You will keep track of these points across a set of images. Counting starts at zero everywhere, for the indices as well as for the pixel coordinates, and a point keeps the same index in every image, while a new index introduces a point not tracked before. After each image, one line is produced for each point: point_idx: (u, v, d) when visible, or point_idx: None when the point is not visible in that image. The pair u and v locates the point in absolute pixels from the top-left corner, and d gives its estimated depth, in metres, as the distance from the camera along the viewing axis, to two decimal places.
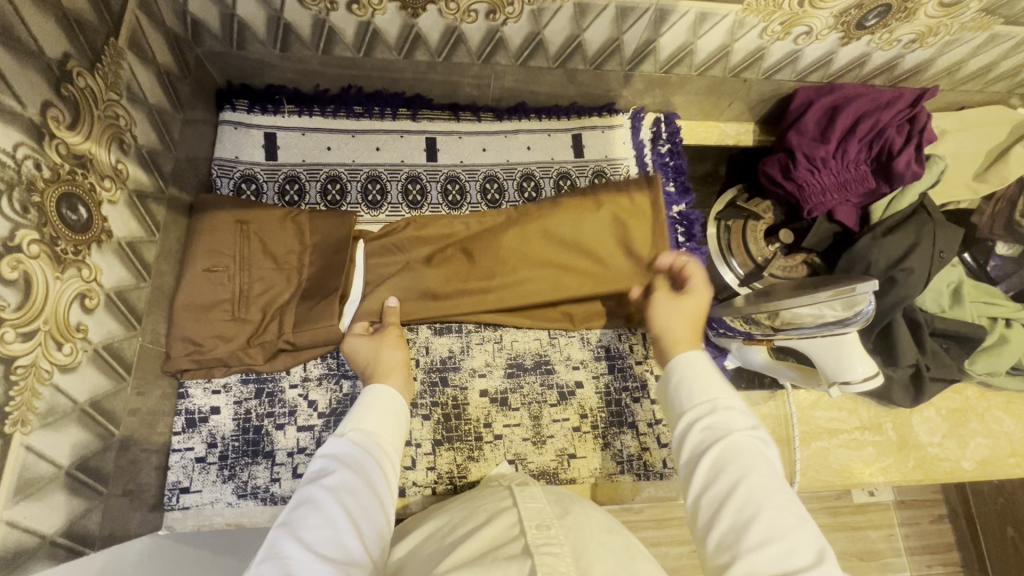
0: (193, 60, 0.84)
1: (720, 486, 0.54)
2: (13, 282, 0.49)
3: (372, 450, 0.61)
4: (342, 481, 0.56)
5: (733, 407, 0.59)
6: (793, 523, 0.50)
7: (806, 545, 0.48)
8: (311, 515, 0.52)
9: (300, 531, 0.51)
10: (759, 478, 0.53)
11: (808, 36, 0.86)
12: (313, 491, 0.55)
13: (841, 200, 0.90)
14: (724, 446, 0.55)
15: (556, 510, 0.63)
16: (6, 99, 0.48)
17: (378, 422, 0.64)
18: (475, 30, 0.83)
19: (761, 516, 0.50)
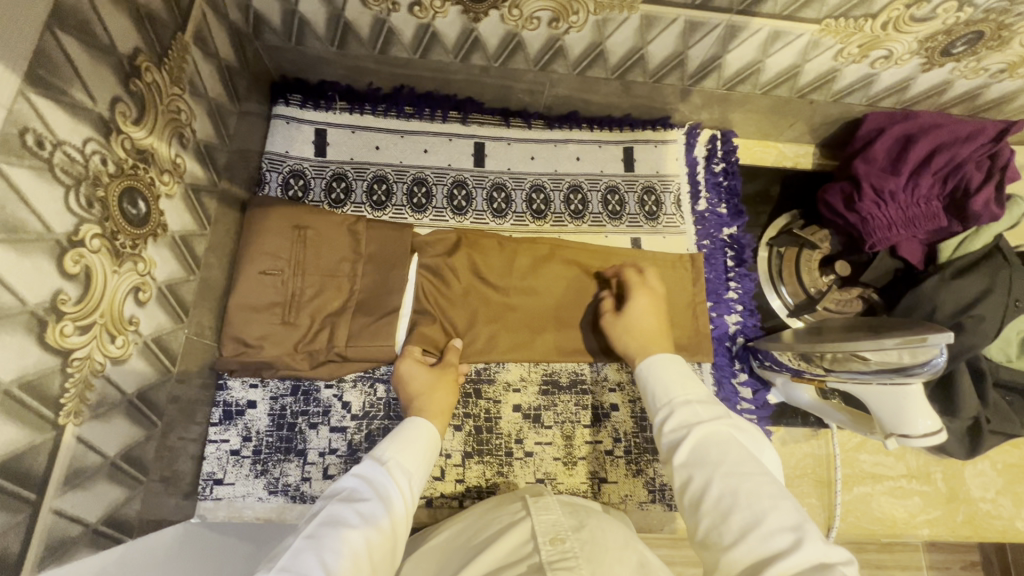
0: (252, 54, 0.84)
1: (696, 477, 0.53)
2: (75, 276, 0.49)
3: (401, 484, 0.60)
4: (370, 512, 0.55)
5: (694, 396, 0.61)
6: (771, 503, 0.49)
7: (785, 522, 0.47)
8: (333, 535, 0.51)
9: (319, 549, 0.49)
10: (731, 461, 0.53)
11: (887, 60, 0.82)
12: (340, 511, 0.54)
13: (908, 236, 0.85)
14: (689, 440, 0.56)
15: (572, 522, 0.60)
16: (80, 94, 0.48)
17: (415, 459, 0.64)
18: (536, 37, 0.80)
19: (739, 503, 0.49)
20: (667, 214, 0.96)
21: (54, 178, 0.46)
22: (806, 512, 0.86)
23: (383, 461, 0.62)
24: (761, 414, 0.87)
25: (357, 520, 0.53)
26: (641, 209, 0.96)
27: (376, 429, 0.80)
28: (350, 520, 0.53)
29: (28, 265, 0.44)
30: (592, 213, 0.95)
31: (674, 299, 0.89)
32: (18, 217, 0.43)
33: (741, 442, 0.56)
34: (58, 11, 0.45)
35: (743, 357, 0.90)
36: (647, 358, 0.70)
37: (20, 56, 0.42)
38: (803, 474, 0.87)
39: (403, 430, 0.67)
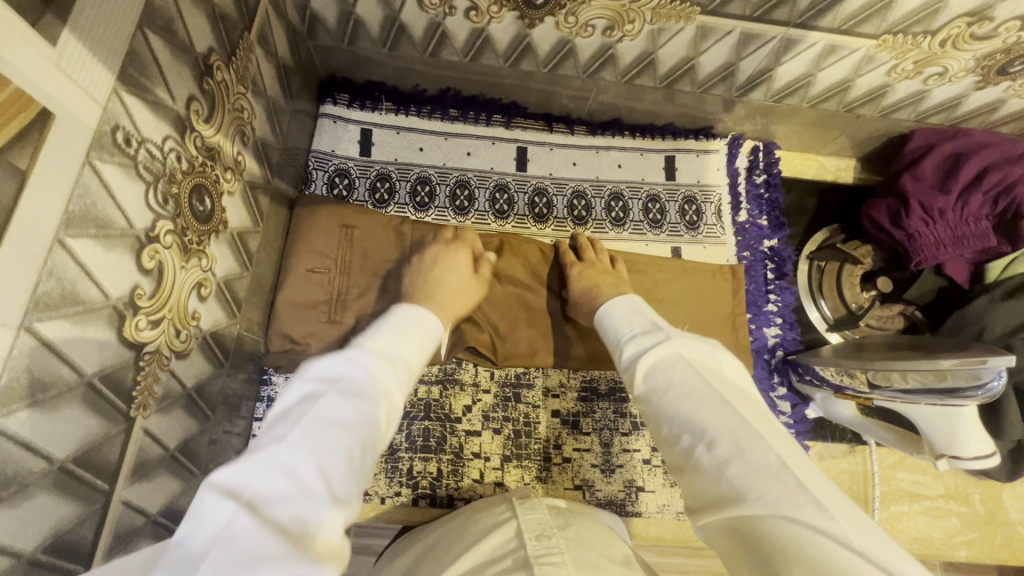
0: (305, 53, 0.84)
1: (649, 407, 0.51)
2: (150, 272, 0.50)
3: (394, 375, 0.51)
4: (370, 411, 0.45)
5: (642, 330, 0.59)
6: (711, 413, 0.46)
7: (729, 435, 0.44)
8: (328, 435, 0.41)
9: (312, 456, 0.39)
10: (677, 382, 0.51)
11: (941, 77, 0.81)
12: (335, 407, 0.44)
13: (955, 255, 0.84)
14: (642, 367, 0.54)
15: (557, 521, 0.61)
16: (162, 92, 0.49)
17: (407, 355, 0.55)
18: (588, 45, 0.81)
19: (683, 422, 0.47)
20: (708, 224, 0.96)
21: (137, 175, 0.47)
22: None
23: (376, 354, 0.52)
24: (799, 429, 0.87)
25: (358, 417, 0.44)
26: (682, 218, 0.96)
27: (416, 429, 0.81)
28: (348, 419, 0.43)
29: (113, 260, 0.45)
30: (632, 221, 0.96)
31: (714, 312, 0.88)
32: (107, 213, 0.43)
33: (694, 356, 0.53)
34: (148, 10, 0.46)
35: (782, 371, 0.90)
36: (612, 301, 0.68)
37: (117, 55, 0.42)
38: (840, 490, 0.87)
39: (391, 328, 0.58)
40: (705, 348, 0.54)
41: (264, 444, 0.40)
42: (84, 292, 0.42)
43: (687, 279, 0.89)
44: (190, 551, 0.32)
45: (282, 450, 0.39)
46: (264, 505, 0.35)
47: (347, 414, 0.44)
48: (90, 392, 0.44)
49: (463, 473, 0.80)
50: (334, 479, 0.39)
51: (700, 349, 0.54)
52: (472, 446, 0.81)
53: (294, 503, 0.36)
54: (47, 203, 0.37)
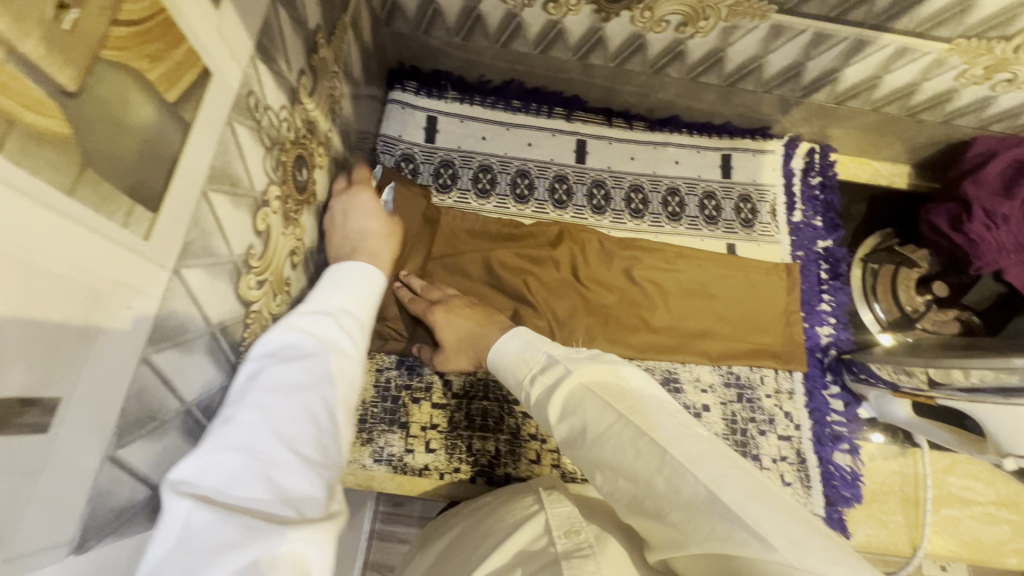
0: (381, 40, 0.87)
1: (580, 458, 0.52)
2: (261, 234, 0.52)
3: (329, 331, 0.53)
4: (316, 392, 0.48)
5: (540, 369, 0.59)
6: (636, 452, 0.47)
7: (655, 478, 0.45)
8: (247, 424, 0.43)
9: (258, 449, 0.42)
10: (594, 427, 0.51)
11: (1009, 83, 0.82)
12: (275, 399, 0.45)
13: (1017, 261, 0.84)
14: (555, 406, 0.55)
15: (586, 517, 0.61)
16: (283, 63, 0.52)
17: (344, 300, 0.58)
18: (660, 40, 0.83)
19: (613, 467, 0.48)
20: (762, 223, 0.97)
21: (260, 139, 0.49)
22: (892, 529, 0.85)
23: (303, 334, 0.51)
24: (852, 428, 0.88)
25: (304, 406, 0.46)
26: (737, 216, 0.97)
27: (475, 408, 0.82)
28: (278, 399, 0.45)
29: (237, 218, 0.47)
30: (688, 216, 0.97)
31: (769, 308, 0.90)
32: (237, 172, 0.46)
33: (596, 384, 0.54)
34: None
35: (835, 369, 0.90)
36: (499, 341, 0.66)
37: (256, 22, 0.45)
38: (890, 491, 0.87)
39: (316, 297, 0.57)
40: (606, 370, 0.55)
41: (204, 450, 0.41)
42: (215, 245, 0.44)
43: (741, 275, 0.90)
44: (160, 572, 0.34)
45: (219, 450, 0.41)
46: (218, 508, 0.38)
47: (288, 402, 0.45)
48: (212, 341, 0.46)
49: (521, 453, 0.81)
50: (290, 464, 0.42)
51: (605, 378, 0.54)
52: (529, 428, 0.82)
53: (261, 502, 0.40)
54: (199, 155, 0.40)
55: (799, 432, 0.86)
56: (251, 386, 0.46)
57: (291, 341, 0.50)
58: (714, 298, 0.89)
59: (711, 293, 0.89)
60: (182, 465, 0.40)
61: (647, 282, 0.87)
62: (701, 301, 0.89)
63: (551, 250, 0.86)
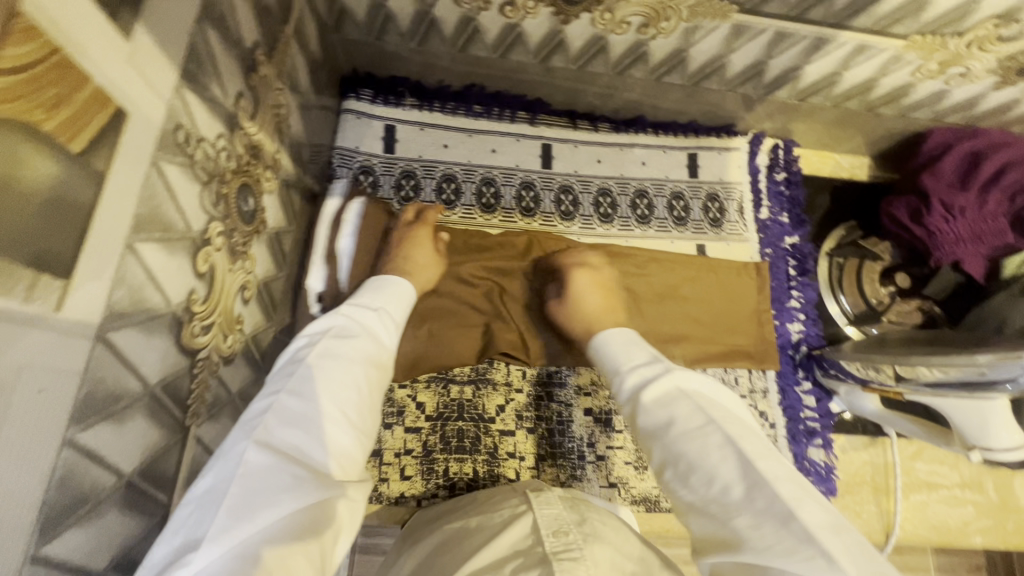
0: (330, 46, 0.82)
1: (654, 448, 0.52)
2: (203, 276, 0.48)
3: (369, 322, 0.60)
4: (357, 366, 0.53)
5: (642, 363, 0.60)
6: (718, 453, 0.47)
7: (735, 483, 0.45)
8: (308, 384, 0.49)
9: (307, 404, 0.48)
10: (679, 423, 0.51)
11: (963, 77, 0.83)
12: (322, 367, 0.51)
13: (974, 252, 0.86)
14: (646, 397, 0.55)
15: (574, 516, 0.60)
16: (216, 88, 0.47)
17: (386, 298, 0.64)
18: (621, 41, 0.80)
19: (690, 463, 0.48)
20: (730, 222, 0.97)
21: (194, 175, 0.45)
22: (865, 518, 0.88)
23: (351, 321, 0.58)
24: (824, 423, 0.89)
25: (347, 376, 0.52)
26: (705, 216, 0.97)
27: (450, 430, 0.80)
28: (329, 371, 0.51)
29: (173, 264, 0.43)
30: (657, 218, 0.96)
31: (740, 308, 0.89)
32: (169, 216, 0.42)
33: (693, 390, 0.54)
34: (207, 3, 0.44)
35: (806, 366, 0.91)
36: (605, 332, 0.68)
37: (179, 49, 0.40)
38: (862, 481, 0.89)
39: (357, 299, 0.63)
40: (702, 379, 0.56)
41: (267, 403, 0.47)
42: (148, 299, 0.40)
43: (712, 277, 0.89)
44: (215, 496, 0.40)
45: (278, 407, 0.47)
46: (280, 452, 0.43)
47: (333, 371, 0.51)
48: (153, 401, 0.42)
49: (499, 474, 0.79)
50: (335, 425, 0.48)
51: (701, 385, 0.55)
52: (506, 446, 0.81)
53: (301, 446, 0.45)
54: (119, 207, 0.35)
55: (774, 430, 0.87)
56: (302, 354, 0.53)
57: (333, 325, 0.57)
58: (685, 302, 0.88)
59: (682, 297, 0.88)
60: (250, 411, 0.47)
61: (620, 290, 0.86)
62: (673, 306, 0.87)
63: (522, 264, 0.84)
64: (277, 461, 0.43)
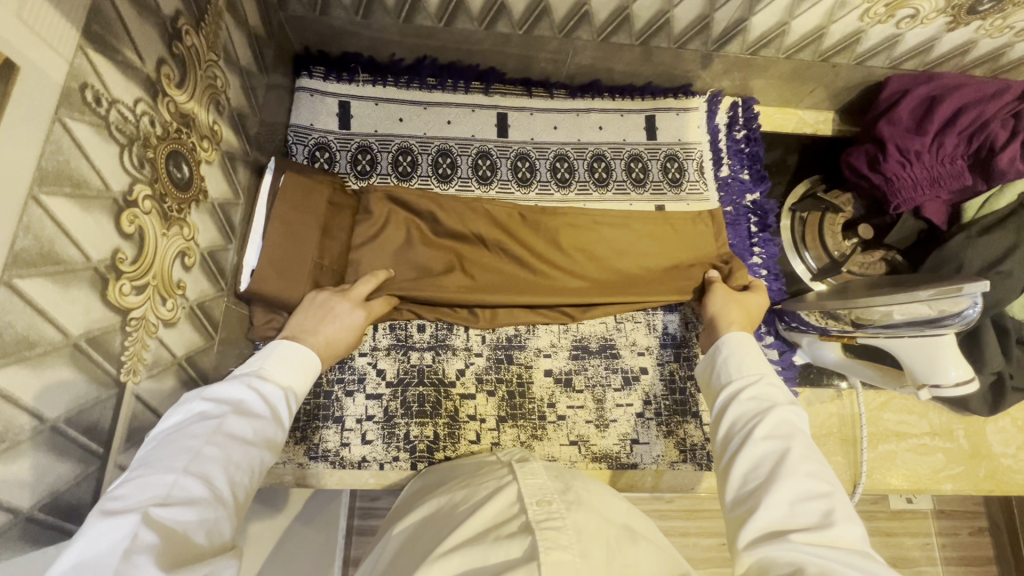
0: (277, 24, 0.83)
1: (766, 444, 0.57)
2: (130, 236, 0.49)
3: (275, 394, 0.57)
4: (255, 447, 0.52)
5: (778, 386, 0.64)
6: (826, 484, 0.54)
7: (841, 508, 0.51)
8: (199, 463, 0.47)
9: (198, 486, 0.46)
10: (802, 446, 0.56)
11: (913, 19, 0.82)
12: (222, 444, 0.49)
13: (932, 196, 0.85)
14: (773, 411, 0.60)
15: (557, 486, 0.61)
16: (130, 53, 0.48)
17: (297, 363, 0.62)
18: (562, 2, 0.80)
19: (797, 475, 0.54)
20: (690, 181, 0.96)
21: (110, 136, 0.46)
22: (833, 470, 0.88)
23: (254, 392, 0.56)
24: (788, 375, 0.88)
25: (245, 456, 0.50)
26: (664, 176, 0.96)
27: (411, 395, 0.81)
28: (223, 450, 0.49)
29: (91, 221, 0.44)
30: (616, 181, 0.96)
31: (701, 257, 0.88)
32: (81, 172, 0.43)
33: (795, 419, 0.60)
34: None
35: (768, 320, 0.91)
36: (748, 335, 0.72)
37: (80, 9, 0.42)
38: (829, 433, 0.89)
39: (270, 365, 0.60)
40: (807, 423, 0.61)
41: (154, 478, 0.45)
42: (63, 252, 0.42)
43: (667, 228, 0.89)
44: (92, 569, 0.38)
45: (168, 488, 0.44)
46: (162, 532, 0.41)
47: (227, 454, 0.49)
48: (78, 353, 0.44)
49: (460, 436, 0.81)
50: (227, 509, 0.46)
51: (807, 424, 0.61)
52: (467, 409, 0.82)
53: (187, 529, 0.43)
54: (16, 158, 0.37)
55: None
56: (203, 424, 0.50)
57: (240, 394, 0.55)
58: (644, 254, 0.87)
59: (640, 250, 0.87)
60: (128, 485, 0.44)
61: (575, 246, 0.86)
62: (632, 260, 0.87)
63: (473, 223, 0.84)
64: (164, 542, 0.41)
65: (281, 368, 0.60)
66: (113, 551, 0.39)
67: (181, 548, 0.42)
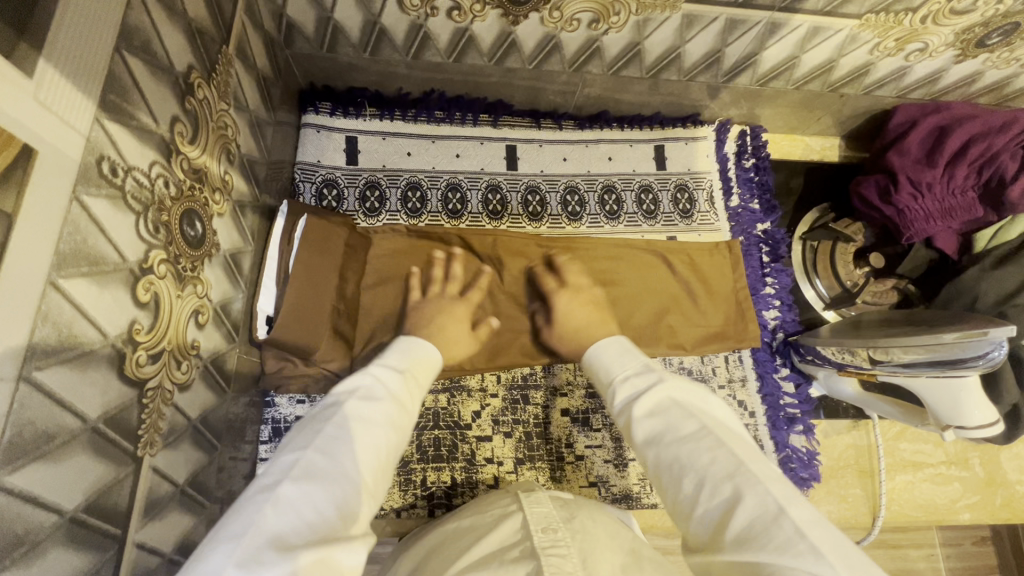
0: (283, 62, 0.82)
1: (648, 451, 0.49)
2: (146, 305, 0.47)
3: (398, 384, 0.55)
4: (381, 431, 0.48)
5: (635, 372, 0.57)
6: (708, 453, 0.45)
7: (726, 476, 0.43)
8: (335, 438, 0.45)
9: (335, 461, 0.44)
10: (676, 427, 0.48)
11: (921, 53, 0.82)
12: (350, 427, 0.47)
13: (944, 227, 0.86)
14: (638, 410, 0.52)
15: (564, 514, 0.56)
16: (144, 116, 0.47)
17: (409, 360, 0.60)
18: (574, 38, 0.80)
19: (682, 466, 0.46)
20: (701, 212, 0.96)
21: (126, 205, 0.44)
22: (852, 502, 0.87)
23: (378, 378, 0.54)
24: (804, 408, 0.88)
25: (371, 437, 0.47)
26: (675, 207, 0.96)
27: (427, 439, 0.80)
28: (354, 428, 0.47)
29: (108, 297, 0.43)
30: (626, 213, 0.95)
31: (718, 291, 0.88)
32: (98, 248, 0.41)
33: (660, 401, 0.51)
34: (125, 32, 0.44)
35: (783, 352, 0.91)
36: (599, 342, 0.65)
37: (97, 83, 0.41)
38: (846, 465, 0.89)
39: (383, 358, 0.59)
40: (676, 386, 0.52)
41: (291, 454, 0.44)
42: (81, 335, 0.40)
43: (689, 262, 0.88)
44: (236, 537, 0.37)
45: (296, 461, 0.43)
46: (296, 504, 0.40)
47: (361, 431, 0.47)
48: (96, 437, 0.42)
49: (477, 480, 0.79)
50: (357, 489, 0.43)
51: (686, 390, 0.52)
52: (484, 452, 0.80)
53: (320, 502, 0.41)
54: (37, 247, 0.35)
55: (754, 419, 0.87)
56: (335, 404, 0.49)
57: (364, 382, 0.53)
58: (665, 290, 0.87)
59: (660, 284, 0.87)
60: (276, 459, 0.44)
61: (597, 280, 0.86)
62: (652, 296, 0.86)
63: (494, 261, 0.83)
64: (295, 520, 0.39)
65: (394, 360, 0.58)
66: (254, 521, 0.38)
67: (304, 529, 0.39)
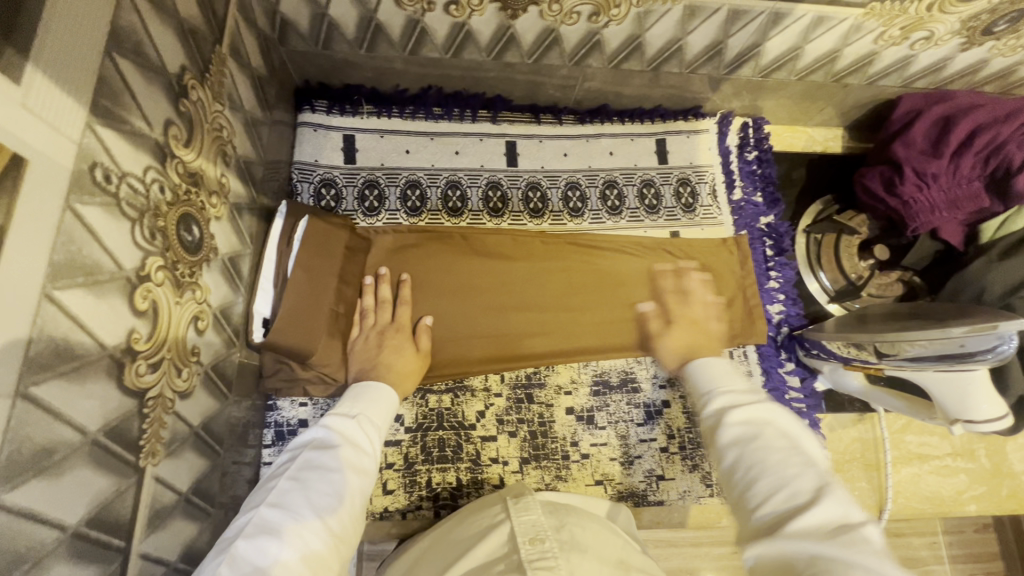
0: (277, 59, 0.80)
1: (727, 450, 0.47)
2: (144, 313, 0.46)
3: (352, 430, 0.56)
4: (337, 476, 0.50)
5: (739, 388, 0.52)
6: (797, 467, 0.43)
7: (813, 490, 0.42)
8: (286, 495, 0.47)
9: (287, 515, 0.46)
10: (774, 435, 0.46)
11: (926, 41, 0.81)
12: (305, 479, 0.49)
13: (950, 218, 0.84)
14: (729, 415, 0.49)
15: (553, 522, 0.55)
16: (137, 120, 0.45)
17: (370, 406, 0.61)
18: (574, 31, 0.78)
19: (763, 469, 0.44)
20: (704, 206, 0.95)
21: (121, 213, 0.44)
22: (857, 495, 0.87)
23: (330, 427, 0.55)
24: (810, 403, 0.88)
25: (331, 485, 0.49)
26: (678, 202, 0.95)
27: (431, 440, 0.79)
28: (307, 482, 0.49)
29: (105, 307, 0.42)
30: (629, 209, 0.94)
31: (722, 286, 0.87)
32: (94, 258, 0.40)
33: (751, 415, 0.48)
34: (115, 33, 0.42)
35: (789, 346, 0.90)
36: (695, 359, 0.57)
37: (87, 89, 0.39)
38: (852, 459, 0.89)
39: (341, 406, 0.60)
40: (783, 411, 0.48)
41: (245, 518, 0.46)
42: (78, 346, 0.39)
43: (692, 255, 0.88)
44: None
45: (248, 523, 0.45)
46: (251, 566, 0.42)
47: (311, 484, 0.49)
48: (96, 450, 0.41)
49: (483, 480, 0.79)
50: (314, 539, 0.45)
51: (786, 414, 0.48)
52: (489, 452, 0.80)
53: (276, 558, 0.43)
54: (31, 259, 0.34)
55: None
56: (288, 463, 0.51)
57: (318, 434, 0.54)
58: None
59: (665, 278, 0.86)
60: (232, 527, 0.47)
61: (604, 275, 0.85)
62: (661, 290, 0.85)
63: (496, 257, 0.82)
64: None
65: (351, 406, 0.59)
66: None
67: None
